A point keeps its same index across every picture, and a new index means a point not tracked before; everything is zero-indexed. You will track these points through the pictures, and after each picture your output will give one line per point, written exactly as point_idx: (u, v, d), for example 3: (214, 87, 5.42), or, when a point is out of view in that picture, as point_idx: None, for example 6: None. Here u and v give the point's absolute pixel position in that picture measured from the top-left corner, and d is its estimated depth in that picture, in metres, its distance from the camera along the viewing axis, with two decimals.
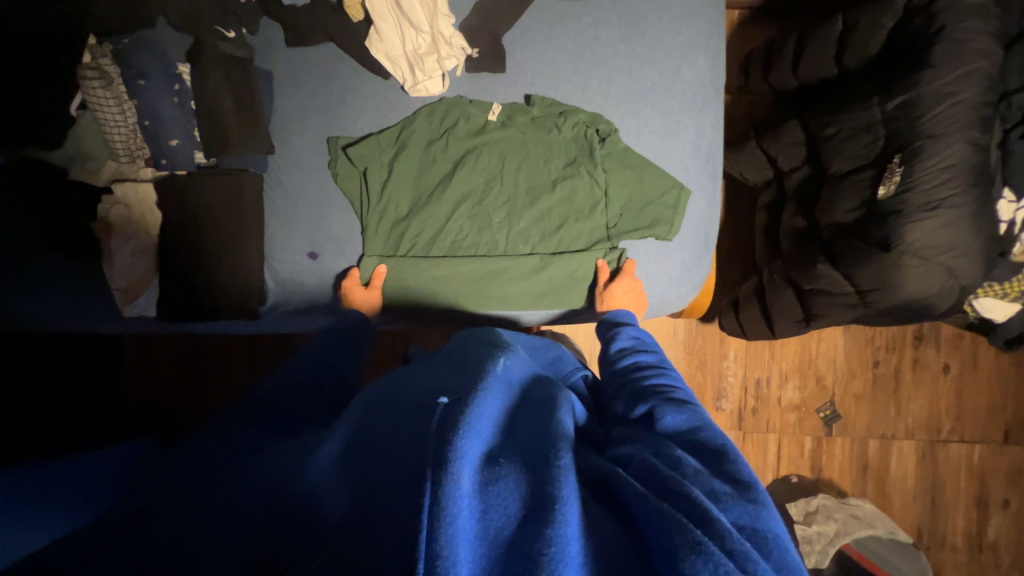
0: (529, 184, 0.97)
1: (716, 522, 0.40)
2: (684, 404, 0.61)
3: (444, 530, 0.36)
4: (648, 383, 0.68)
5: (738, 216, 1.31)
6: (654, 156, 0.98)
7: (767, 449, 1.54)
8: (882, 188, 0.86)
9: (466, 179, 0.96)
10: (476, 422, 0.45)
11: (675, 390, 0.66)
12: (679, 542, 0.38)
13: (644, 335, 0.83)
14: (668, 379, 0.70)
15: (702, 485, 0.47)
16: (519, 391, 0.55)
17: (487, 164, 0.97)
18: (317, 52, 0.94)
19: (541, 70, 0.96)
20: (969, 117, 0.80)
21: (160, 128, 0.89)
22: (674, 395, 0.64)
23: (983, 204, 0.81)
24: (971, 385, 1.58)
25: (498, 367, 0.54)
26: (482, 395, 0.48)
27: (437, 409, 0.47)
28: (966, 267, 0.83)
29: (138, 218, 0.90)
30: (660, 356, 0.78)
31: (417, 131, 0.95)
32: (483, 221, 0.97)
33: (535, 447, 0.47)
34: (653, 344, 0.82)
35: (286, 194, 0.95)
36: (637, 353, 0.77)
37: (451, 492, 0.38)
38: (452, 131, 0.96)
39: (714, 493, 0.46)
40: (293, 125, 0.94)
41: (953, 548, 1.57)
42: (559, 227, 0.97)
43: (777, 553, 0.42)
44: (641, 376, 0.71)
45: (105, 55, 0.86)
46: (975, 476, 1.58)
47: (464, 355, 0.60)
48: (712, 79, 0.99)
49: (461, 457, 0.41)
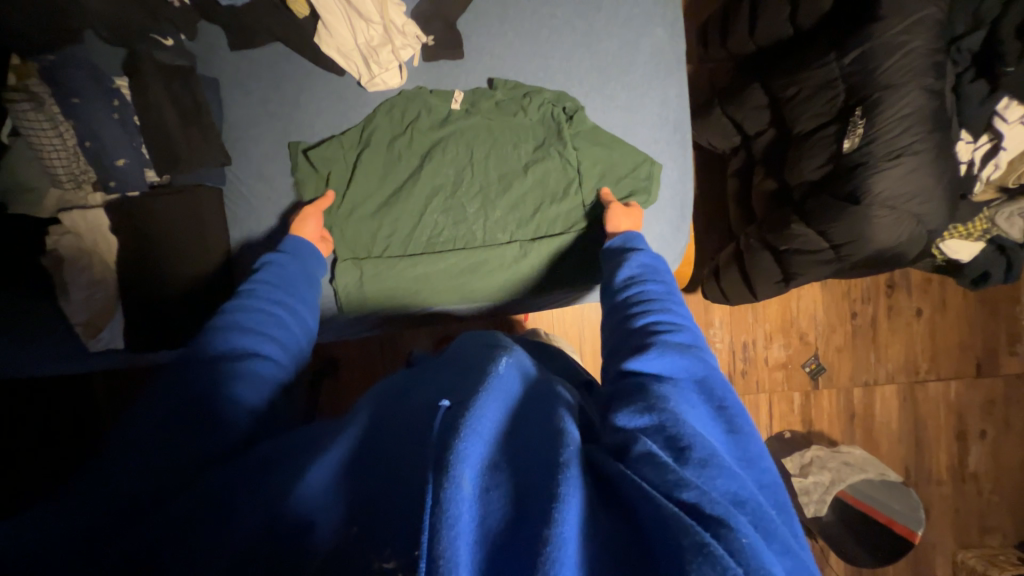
0: (500, 172, 0.95)
1: (720, 524, 0.40)
2: (687, 351, 0.60)
3: (445, 532, 0.36)
4: (654, 317, 0.67)
5: (710, 184, 1.32)
6: (623, 131, 0.97)
7: (759, 409, 1.59)
8: (847, 141, 0.87)
9: (435, 171, 0.94)
10: (477, 423, 0.43)
11: (681, 330, 0.65)
12: (683, 544, 0.37)
13: (655, 263, 0.79)
14: (674, 314, 0.68)
15: (698, 452, 0.46)
16: (524, 391, 0.51)
17: (455, 156, 0.94)
18: (264, 54, 0.90)
19: (500, 53, 0.93)
20: (923, 64, 0.81)
21: (103, 149, 0.83)
22: (678, 339, 0.63)
23: (944, 150, 0.84)
24: (942, 325, 1.65)
25: (500, 369, 0.51)
26: (483, 398, 0.46)
27: (438, 414, 0.45)
28: (932, 212, 0.86)
29: (90, 248, 0.84)
30: (669, 287, 0.74)
31: (379, 127, 0.92)
32: (458, 213, 0.95)
33: (539, 446, 0.45)
34: (664, 272, 0.77)
35: (249, 205, 0.92)
36: (645, 283, 0.74)
37: (451, 496, 0.38)
38: (416, 125, 0.93)
39: (712, 464, 0.45)
40: (247, 133, 0.91)
41: (939, 481, 1.65)
42: (535, 212, 0.96)
43: (781, 534, 0.43)
44: (645, 310, 0.69)
45: (31, 74, 0.79)
46: (953, 411, 1.66)
47: (465, 362, 0.56)
48: (672, 48, 0.97)
49: (461, 459, 0.40)
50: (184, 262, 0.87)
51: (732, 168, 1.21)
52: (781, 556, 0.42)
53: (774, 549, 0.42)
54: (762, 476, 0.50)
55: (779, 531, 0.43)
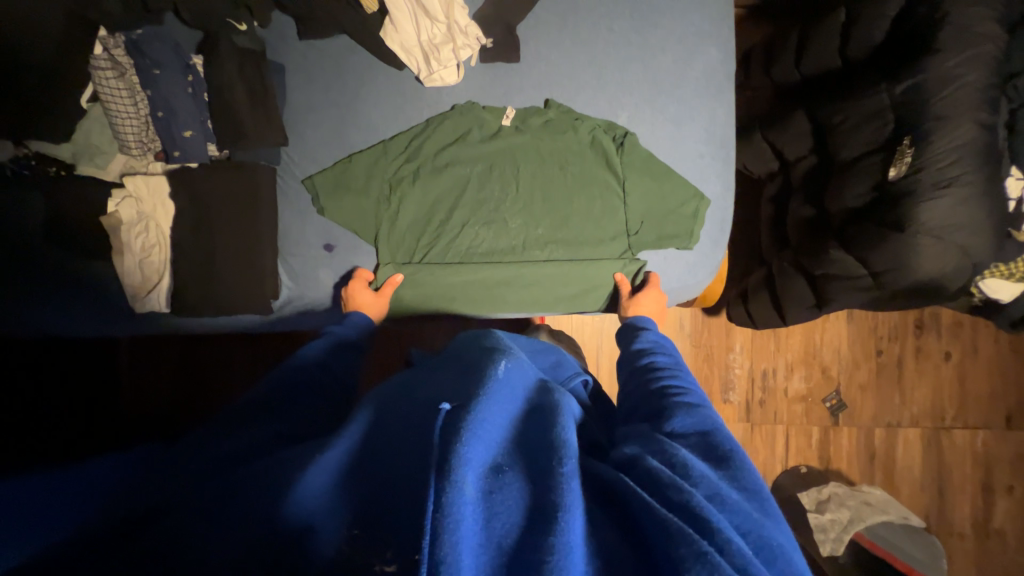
0: (544, 190, 0.98)
1: (720, 534, 0.40)
2: (694, 409, 0.61)
3: (447, 536, 0.36)
4: (661, 382, 0.70)
5: (743, 209, 1.32)
6: (669, 159, 0.99)
7: (776, 441, 1.55)
8: (894, 169, 0.88)
9: (481, 185, 0.97)
10: (479, 426, 0.44)
11: (688, 392, 0.66)
12: (682, 552, 0.38)
13: (664, 340, 0.84)
14: (682, 380, 0.70)
15: (706, 488, 0.46)
16: (522, 396, 0.53)
17: (501, 171, 0.97)
18: (330, 45, 0.93)
19: (555, 60, 0.97)
20: (977, 98, 0.82)
21: (173, 120, 0.87)
22: (686, 398, 0.64)
23: (994, 183, 0.83)
24: (972, 372, 1.61)
25: (498, 372, 0.53)
26: (484, 402, 0.47)
27: (437, 418, 0.45)
28: (979, 245, 0.85)
29: (149, 212, 0.88)
30: (676, 358, 0.78)
31: (431, 134, 0.96)
32: (499, 226, 0.97)
33: (541, 456, 0.46)
34: (669, 346, 0.82)
35: (300, 186, 0.94)
36: (654, 354, 0.79)
37: (453, 500, 0.38)
38: (466, 137, 0.97)
39: (719, 498, 0.45)
40: (306, 119, 0.94)
41: (960, 535, 1.58)
42: (574, 231, 0.98)
43: (783, 560, 0.43)
44: (655, 377, 0.72)
45: (119, 46, 0.84)
46: (979, 462, 1.60)
47: (463, 363, 0.58)
48: (722, 67, 1.00)
49: (463, 464, 0.41)
50: (235, 236, 0.90)
51: (767, 194, 1.21)
52: None
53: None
54: (771, 513, 0.48)
55: (781, 558, 0.43)
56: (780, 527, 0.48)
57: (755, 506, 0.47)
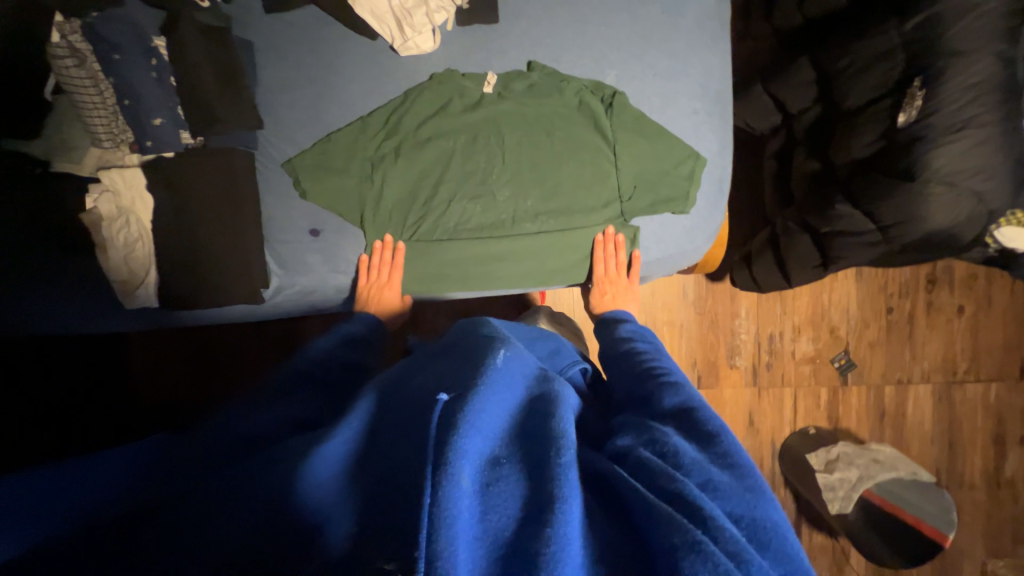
0: (532, 160, 0.93)
1: (712, 522, 0.40)
2: (678, 386, 0.61)
3: (444, 531, 0.35)
4: (644, 367, 0.70)
5: (744, 169, 1.27)
6: (661, 119, 0.94)
7: (784, 404, 1.54)
8: (903, 115, 0.83)
9: (466, 157, 0.93)
10: (476, 418, 0.42)
11: (670, 373, 0.67)
12: (676, 542, 0.38)
13: (642, 329, 0.85)
14: (663, 364, 0.71)
15: (696, 476, 0.45)
16: (523, 384, 0.51)
17: (486, 141, 0.93)
18: (298, 16, 0.89)
19: (537, 18, 0.91)
20: (995, 29, 0.76)
21: (141, 107, 0.84)
22: (668, 378, 0.64)
23: (1012, 122, 0.78)
24: (986, 324, 1.57)
25: (496, 362, 0.50)
26: (483, 392, 0.45)
27: (436, 407, 0.43)
28: (994, 191, 0.81)
29: (128, 206, 0.86)
30: (657, 345, 0.79)
31: (410, 107, 0.91)
32: (488, 201, 0.94)
33: (538, 444, 0.44)
34: (649, 334, 0.83)
35: (279, 169, 0.91)
36: (635, 341, 0.80)
37: (449, 493, 0.37)
38: (448, 108, 0.92)
39: (710, 486, 0.45)
40: (280, 98, 0.90)
41: (971, 486, 1.58)
42: (565, 201, 0.94)
43: (777, 542, 0.42)
44: (639, 362, 0.72)
45: (76, 32, 0.80)
46: (991, 414, 1.59)
47: (464, 350, 0.56)
48: (716, 14, 0.95)
49: (459, 456, 0.39)
50: (218, 225, 0.88)
51: (770, 150, 1.15)
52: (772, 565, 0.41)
53: (772, 560, 0.41)
54: (763, 490, 0.47)
55: (774, 541, 0.42)
56: (774, 505, 0.46)
57: (748, 485, 0.46)
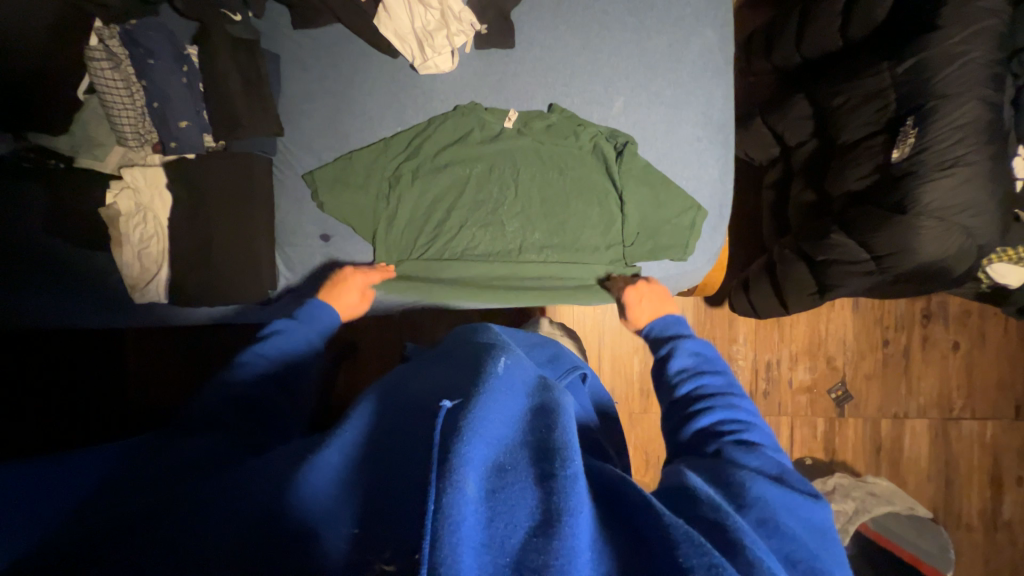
0: (543, 195, 0.97)
1: (749, 552, 0.39)
2: (756, 449, 0.55)
3: (447, 538, 0.34)
4: (713, 419, 0.61)
5: (744, 196, 1.31)
6: (667, 170, 0.99)
7: (780, 432, 1.54)
8: (897, 151, 0.87)
9: (479, 187, 0.97)
10: (478, 424, 0.42)
11: (744, 430, 0.59)
12: (693, 563, 0.37)
13: (706, 353, 0.73)
14: (738, 415, 0.62)
15: (759, 513, 0.45)
16: (523, 391, 0.51)
17: (501, 172, 0.97)
18: (324, 33, 0.94)
19: (550, 45, 0.96)
20: (981, 75, 0.81)
21: (170, 110, 0.88)
22: (745, 438, 0.57)
23: (999, 161, 0.82)
24: (981, 362, 1.58)
25: (497, 368, 0.51)
26: (484, 398, 0.45)
27: (439, 413, 0.43)
28: (983, 227, 0.84)
29: (146, 203, 0.89)
30: (728, 379, 0.68)
31: (432, 133, 0.95)
32: (495, 230, 0.97)
33: (540, 453, 0.44)
34: (718, 361, 0.72)
35: (296, 176, 0.95)
36: (703, 378, 0.68)
37: (453, 499, 0.36)
38: (468, 137, 0.96)
39: (770, 524, 0.45)
40: (301, 108, 0.94)
41: (969, 527, 1.56)
42: (569, 236, 0.97)
43: None
44: (707, 409, 0.63)
45: (114, 36, 0.84)
46: (988, 453, 1.58)
47: (464, 354, 0.57)
48: (720, 49, 0.99)
49: (463, 462, 0.39)
50: (232, 226, 0.90)
51: (769, 180, 1.19)
52: None
53: None
54: (829, 544, 0.46)
55: None
56: (837, 559, 0.45)
57: (819, 541, 0.46)
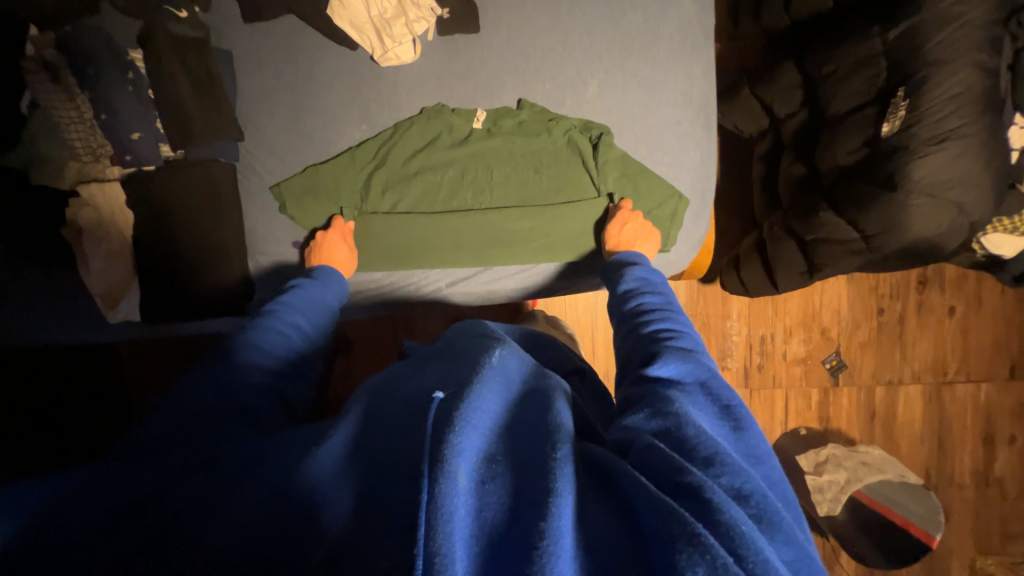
0: (520, 196, 0.93)
1: (717, 514, 0.37)
2: (689, 354, 0.57)
3: (442, 528, 0.33)
4: (651, 329, 0.64)
5: (735, 170, 1.25)
6: (645, 157, 0.94)
7: (774, 405, 1.54)
8: (886, 125, 0.83)
9: (453, 193, 0.93)
10: (473, 415, 0.39)
11: (679, 336, 0.62)
12: (675, 533, 0.35)
13: (652, 276, 0.78)
14: (674, 324, 0.65)
15: (703, 450, 0.43)
16: (524, 382, 0.47)
17: (475, 176, 0.93)
18: (278, 26, 0.88)
19: (519, 26, 0.90)
20: (977, 39, 0.76)
21: (119, 120, 0.83)
22: (679, 343, 0.60)
23: (994, 130, 0.78)
24: (976, 324, 1.57)
25: (493, 359, 0.46)
26: (478, 389, 0.42)
27: (431, 406, 0.40)
28: (975, 202, 0.81)
29: (108, 219, 0.85)
30: (667, 296, 0.72)
31: (398, 141, 0.91)
32: (471, 236, 0.92)
33: (534, 442, 0.41)
34: (662, 284, 0.76)
35: (261, 181, 0.91)
36: (644, 295, 0.73)
37: (447, 491, 0.35)
38: (437, 143, 0.92)
39: (717, 461, 0.42)
40: (259, 108, 0.90)
41: (961, 485, 1.58)
42: (556, 236, 0.93)
43: (787, 525, 0.40)
44: (646, 322, 0.66)
45: (48, 45, 0.80)
46: (981, 414, 1.59)
47: (455, 349, 0.53)
48: (700, 20, 0.93)
49: (456, 454, 0.37)
50: (198, 238, 0.87)
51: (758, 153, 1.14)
52: (784, 547, 0.39)
53: (779, 544, 0.38)
54: (775, 479, 0.46)
55: (785, 524, 0.40)
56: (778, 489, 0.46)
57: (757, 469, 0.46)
